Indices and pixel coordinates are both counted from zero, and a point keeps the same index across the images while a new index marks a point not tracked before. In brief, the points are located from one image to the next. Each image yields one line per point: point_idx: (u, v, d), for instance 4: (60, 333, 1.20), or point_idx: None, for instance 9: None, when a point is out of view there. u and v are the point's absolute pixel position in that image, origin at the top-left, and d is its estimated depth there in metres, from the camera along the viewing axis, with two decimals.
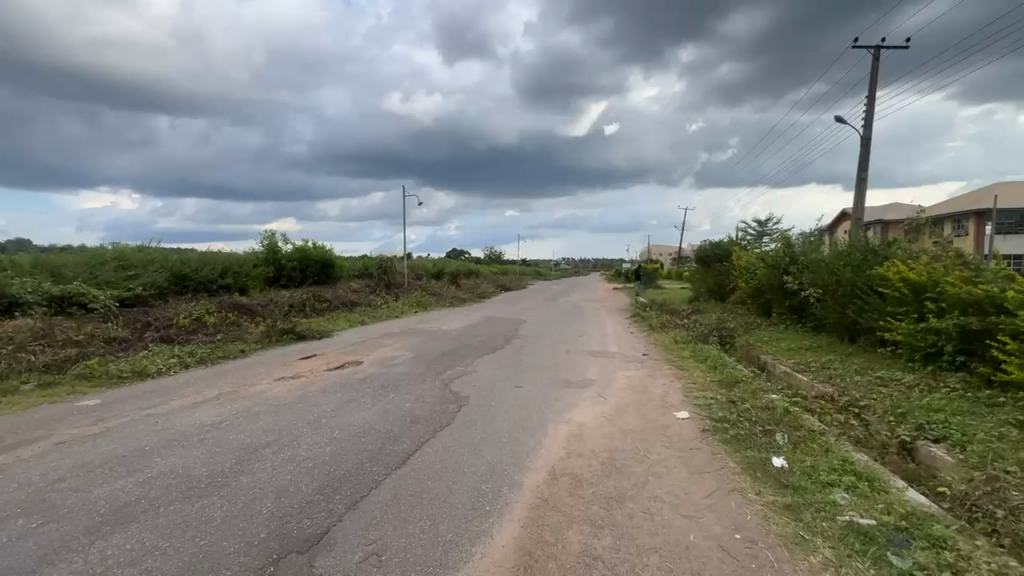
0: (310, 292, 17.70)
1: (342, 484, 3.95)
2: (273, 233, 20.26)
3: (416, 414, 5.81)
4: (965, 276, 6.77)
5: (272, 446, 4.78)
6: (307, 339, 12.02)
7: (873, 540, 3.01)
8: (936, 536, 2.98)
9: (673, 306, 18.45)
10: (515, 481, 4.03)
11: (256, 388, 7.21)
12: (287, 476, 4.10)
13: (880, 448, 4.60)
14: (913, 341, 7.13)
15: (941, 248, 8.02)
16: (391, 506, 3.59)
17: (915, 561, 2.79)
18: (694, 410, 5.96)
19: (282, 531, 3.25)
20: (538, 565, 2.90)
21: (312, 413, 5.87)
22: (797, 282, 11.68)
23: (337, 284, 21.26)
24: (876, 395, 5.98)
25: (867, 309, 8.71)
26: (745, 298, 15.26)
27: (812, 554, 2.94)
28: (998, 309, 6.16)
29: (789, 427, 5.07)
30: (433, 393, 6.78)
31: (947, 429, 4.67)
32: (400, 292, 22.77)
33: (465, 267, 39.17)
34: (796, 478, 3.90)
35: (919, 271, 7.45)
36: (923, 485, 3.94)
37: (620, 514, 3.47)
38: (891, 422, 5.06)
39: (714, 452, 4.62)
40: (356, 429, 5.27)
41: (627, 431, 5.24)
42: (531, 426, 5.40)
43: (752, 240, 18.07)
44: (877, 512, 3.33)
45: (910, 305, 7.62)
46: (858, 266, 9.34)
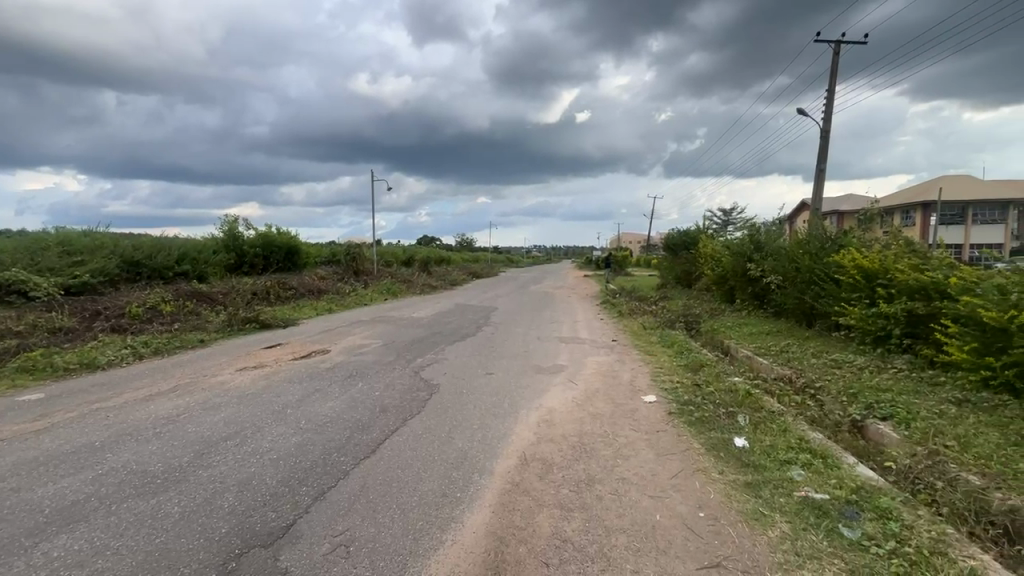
0: (274, 279, 17.11)
1: (308, 475, 3.86)
2: (233, 218, 19.40)
3: (386, 402, 5.74)
4: (913, 264, 7.15)
5: (234, 438, 4.62)
6: (271, 327, 11.64)
7: (826, 514, 3.18)
8: (882, 508, 3.17)
9: (642, 293, 18.78)
10: (486, 467, 4.03)
11: (217, 378, 6.95)
12: (250, 468, 3.97)
13: (832, 427, 4.85)
14: (865, 325, 7.51)
15: (892, 237, 8.46)
16: (360, 495, 3.54)
17: (864, 532, 2.96)
18: (661, 394, 6.12)
19: (244, 526, 3.14)
20: (508, 549, 2.91)
21: (277, 403, 5.70)
22: (759, 270, 12.10)
23: (302, 271, 20.68)
24: (830, 376, 6.29)
25: (823, 295, 9.11)
26: (710, 285, 15.73)
27: (770, 528, 3.07)
28: (941, 295, 6.56)
29: (751, 408, 5.25)
30: (403, 381, 6.69)
31: (893, 408, 4.96)
32: (369, 279, 22.31)
33: (436, 254, 38.64)
34: (756, 457, 4.07)
35: (872, 259, 7.83)
36: (871, 460, 4.18)
37: (589, 496, 3.53)
38: (844, 402, 5.33)
39: (679, 434, 4.75)
40: (324, 419, 5.16)
41: (596, 416, 5.34)
42: (502, 413, 5.42)
43: (718, 229, 18.65)
44: (831, 487, 3.51)
45: (863, 291, 8.00)
46: (816, 253, 9.72)
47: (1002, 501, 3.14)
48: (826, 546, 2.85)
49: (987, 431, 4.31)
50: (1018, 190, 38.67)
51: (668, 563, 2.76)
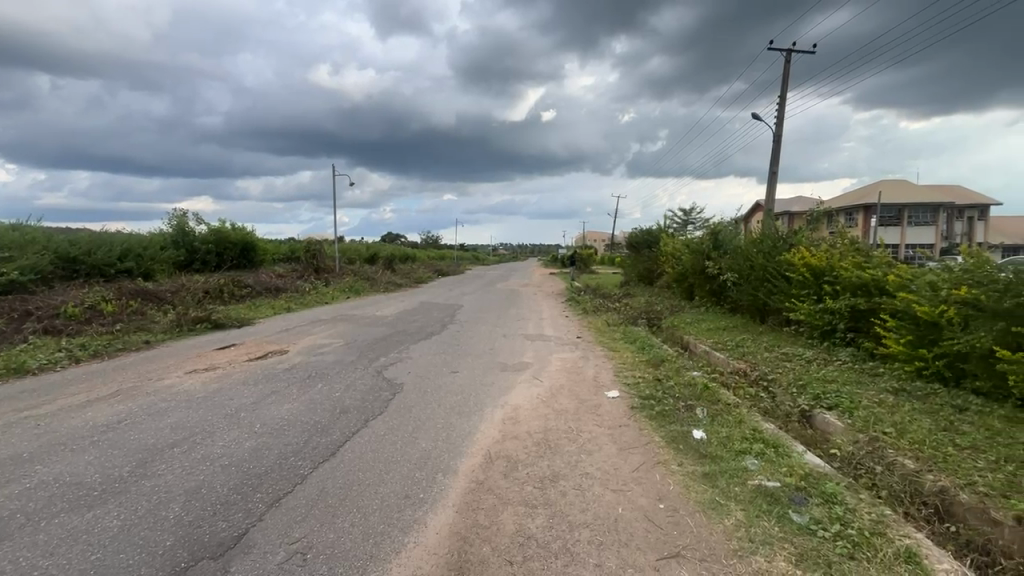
0: (228, 276, 16.33)
1: (263, 481, 3.69)
2: (182, 212, 18.37)
3: (347, 403, 5.57)
4: (856, 262, 7.60)
5: (183, 444, 4.37)
6: (224, 327, 11.11)
7: (777, 500, 3.32)
8: (828, 493, 3.34)
9: (606, 291, 19.09)
10: (449, 467, 3.99)
11: (163, 382, 6.55)
12: (199, 476, 3.76)
13: (783, 417, 5.10)
14: (813, 320, 7.93)
15: (837, 237, 8.96)
16: (319, 500, 3.42)
17: (811, 516, 3.11)
18: (623, 389, 6.25)
19: (192, 537, 2.97)
20: (472, 549, 2.88)
21: (230, 406, 5.43)
22: (717, 268, 12.55)
23: (258, 269, 19.85)
24: (781, 369, 6.60)
25: (775, 292, 9.55)
26: (670, 282, 16.21)
27: (725, 517, 3.18)
28: (881, 292, 7.01)
29: (708, 401, 5.43)
30: (365, 381, 6.52)
31: (838, 398, 5.26)
32: (330, 277, 21.66)
33: (400, 251, 37.91)
34: (713, 448, 4.22)
35: (820, 257, 8.28)
36: (818, 448, 4.40)
37: (553, 493, 3.55)
38: (793, 393, 5.60)
39: (641, 428, 4.86)
40: (280, 421, 4.96)
41: (560, 412, 5.38)
42: (466, 411, 5.37)
43: (678, 228, 19.22)
44: (782, 474, 3.68)
45: (812, 287, 8.42)
46: (769, 251, 10.16)
47: (932, 482, 3.39)
48: (777, 532, 2.98)
49: (920, 417, 4.64)
50: (945, 192, 41.94)
51: (630, 555, 2.81)
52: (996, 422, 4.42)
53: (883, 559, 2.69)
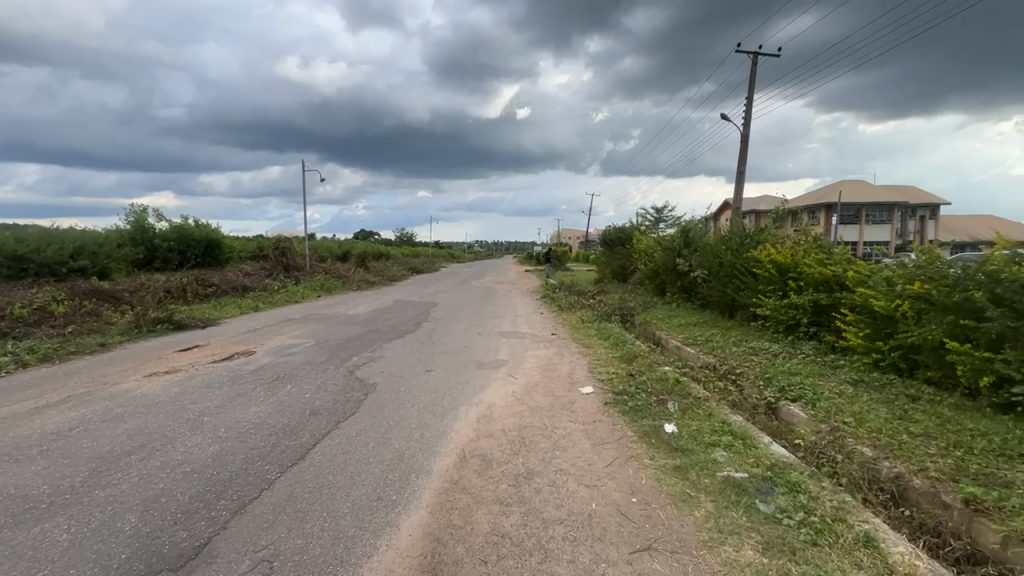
0: (191, 275, 15.70)
1: (227, 488, 3.55)
2: (141, 208, 17.55)
3: (317, 405, 5.43)
4: (819, 258, 7.90)
5: (140, 452, 4.16)
6: (187, 328, 10.67)
7: (744, 491, 3.42)
8: (793, 482, 3.46)
9: (580, 288, 19.20)
10: (423, 467, 3.93)
11: (120, 386, 6.23)
12: (158, 484, 3.59)
13: (751, 409, 5.25)
14: (778, 315, 8.20)
15: (801, 234, 9.29)
16: (288, 505, 3.32)
17: (776, 505, 3.21)
18: (597, 385, 6.32)
19: (150, 549, 2.83)
20: (446, 549, 2.85)
21: (192, 411, 5.21)
22: (687, 265, 12.84)
23: (224, 267, 19.18)
24: (748, 362, 6.81)
25: (742, 288, 9.83)
26: (643, 279, 16.48)
27: (695, 509, 3.25)
28: (841, 287, 7.31)
29: (679, 395, 5.56)
30: (336, 381, 6.37)
31: (801, 389, 5.45)
32: (300, 275, 21.11)
33: (373, 248, 37.23)
34: (684, 442, 4.30)
35: (784, 254, 8.56)
36: (783, 438, 4.54)
37: (528, 490, 3.54)
38: (759, 386, 5.78)
39: (615, 423, 4.91)
40: (246, 425, 4.79)
41: (535, 409, 5.39)
42: (440, 410, 5.32)
43: (650, 226, 19.56)
44: (749, 465, 3.79)
45: (777, 283, 8.72)
46: (737, 249, 10.46)
47: (889, 469, 3.56)
48: (744, 521, 3.06)
49: (877, 407, 4.85)
50: (900, 193, 44.06)
51: (603, 549, 2.83)
52: (946, 410, 4.67)
53: (844, 544, 2.79)
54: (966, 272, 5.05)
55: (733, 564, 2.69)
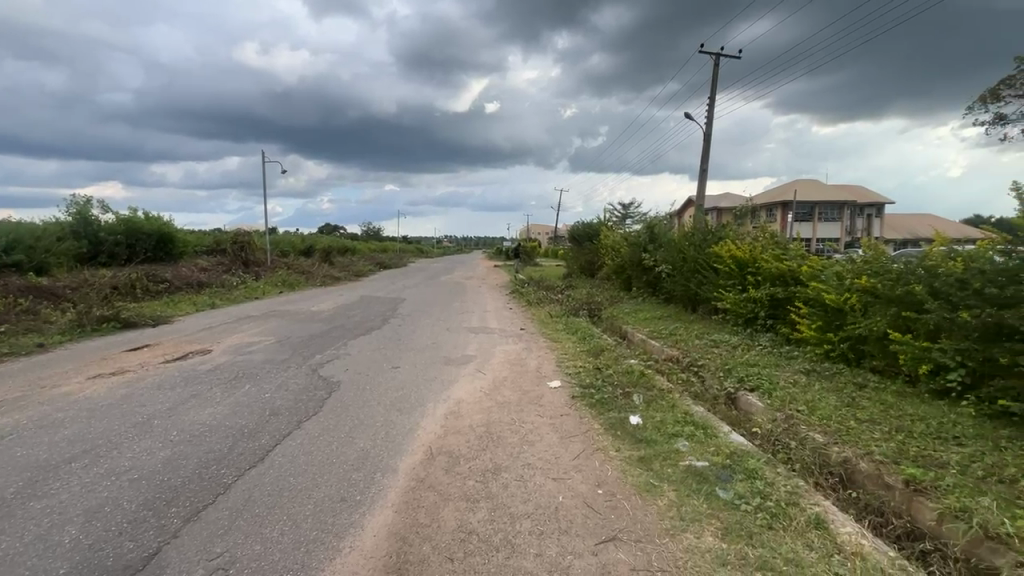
0: (140, 270, 14.83)
1: (179, 494, 3.38)
2: (84, 199, 16.45)
3: (278, 405, 5.24)
4: (775, 254, 8.23)
5: (82, 459, 3.90)
6: (136, 326, 10.09)
7: (705, 479, 3.52)
8: (751, 469, 3.59)
9: (549, 283, 19.33)
10: (389, 466, 3.85)
11: (59, 389, 5.82)
12: (103, 493, 3.37)
13: (711, 400, 5.43)
14: (738, 308, 8.50)
15: (759, 231, 9.67)
16: (245, 509, 3.19)
17: (735, 492, 3.32)
18: (565, 379, 6.38)
19: (92, 562, 2.66)
20: (412, 549, 2.81)
21: (140, 414, 4.91)
22: (652, 260, 13.12)
23: (177, 262, 18.23)
24: (709, 354, 7.03)
25: (704, 282, 10.14)
26: (610, 274, 16.75)
27: (659, 498, 3.33)
28: (796, 281, 7.66)
29: (644, 388, 5.68)
30: (298, 380, 6.16)
31: (758, 380, 5.68)
32: (260, 271, 20.32)
33: (339, 243, 36.24)
34: (648, 433, 4.40)
35: (744, 250, 8.88)
36: (741, 427, 4.72)
37: (495, 486, 3.53)
38: (720, 377, 5.98)
39: (582, 416, 4.98)
40: (201, 427, 4.57)
41: (503, 404, 5.38)
42: (407, 408, 5.24)
43: (617, 222, 19.89)
44: (710, 454, 3.91)
45: (736, 278, 9.04)
46: (700, 245, 10.77)
47: (838, 453, 3.75)
48: (705, 509, 3.16)
49: (828, 395, 5.11)
50: (849, 192, 46.50)
51: (570, 542, 2.86)
52: (890, 397, 4.96)
53: (796, 526, 2.92)
54: (908, 267, 5.37)
55: (695, 551, 2.76)
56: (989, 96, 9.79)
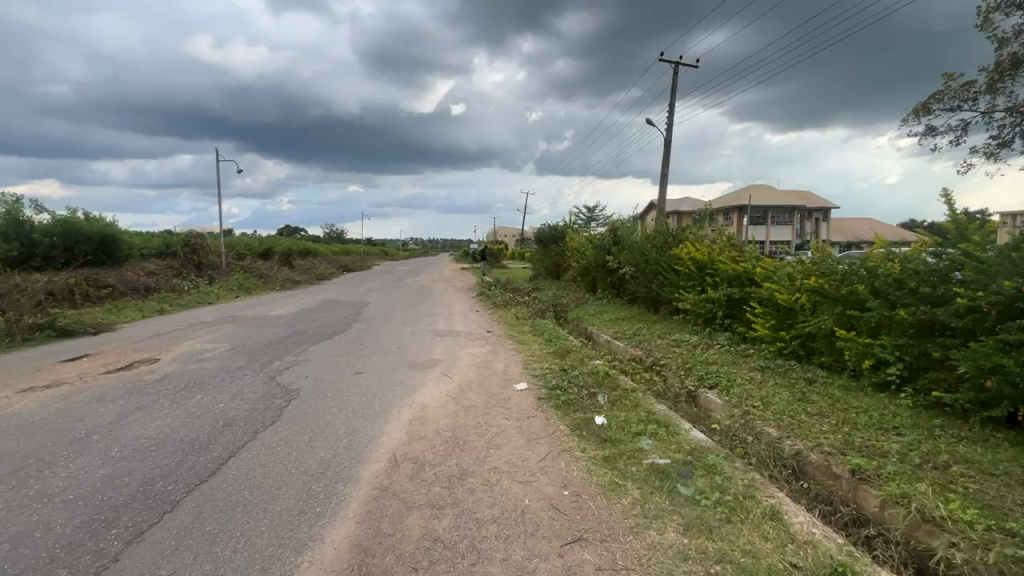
0: (80, 274, 13.85)
1: (122, 514, 3.16)
2: (15, 198, 15.24)
3: (232, 415, 4.99)
4: (732, 256, 8.57)
5: (9, 480, 3.59)
6: (75, 334, 9.41)
7: (667, 476, 3.60)
8: (710, 465, 3.70)
9: (516, 285, 19.37)
10: (351, 475, 3.74)
11: None
12: (33, 516, 3.11)
13: (673, 398, 5.57)
14: (697, 308, 8.78)
15: (717, 235, 10.03)
16: (193, 528, 3.01)
17: (696, 487, 3.42)
18: (531, 381, 6.39)
19: None
20: (374, 560, 2.73)
21: (78, 430, 4.57)
22: (616, 262, 13.38)
23: (122, 265, 17.16)
24: (671, 354, 7.23)
25: (666, 283, 10.42)
26: (576, 276, 16.97)
27: (623, 496, 3.38)
28: (751, 282, 7.98)
29: (609, 388, 5.77)
30: (254, 389, 5.90)
31: (716, 378, 5.88)
32: (214, 274, 19.40)
33: (299, 245, 35.08)
34: (612, 432, 4.46)
35: (703, 252, 9.19)
36: (701, 424, 4.86)
37: (461, 491, 3.49)
38: (682, 375, 6.15)
39: (548, 418, 5.00)
40: (147, 441, 4.30)
41: (469, 408, 5.33)
42: (371, 414, 5.11)
43: (582, 224, 20.18)
44: (672, 451, 4.01)
45: (695, 279, 9.34)
46: (662, 247, 11.08)
47: (791, 446, 3.93)
48: (667, 505, 3.23)
49: (781, 391, 5.34)
50: (800, 197, 49.02)
51: (535, 544, 2.86)
52: (837, 391, 5.24)
53: (753, 518, 3.03)
54: (852, 268, 5.71)
55: (658, 547, 2.82)
56: (921, 109, 10.56)
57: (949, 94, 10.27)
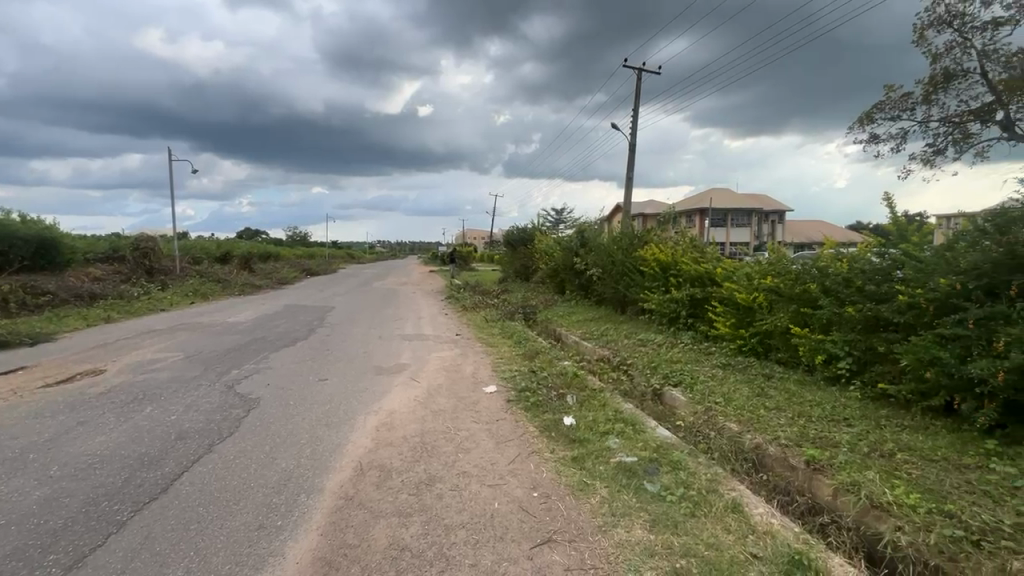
0: (15, 281, 12.86)
1: (60, 538, 2.94)
2: None
3: (186, 427, 4.74)
4: (694, 257, 8.84)
5: None
6: (8, 346, 8.72)
7: (634, 474, 3.66)
8: (675, 461, 3.79)
9: (485, 288, 19.32)
10: (314, 485, 3.62)
11: None
12: None
13: (640, 397, 5.67)
14: (662, 308, 9.01)
15: (680, 237, 10.32)
16: (141, 549, 2.83)
17: (662, 484, 3.49)
18: (500, 383, 6.37)
19: None
20: (338, 572, 2.65)
21: (10, 449, 4.22)
22: (584, 263, 13.55)
23: (64, 271, 16.07)
24: (637, 353, 7.38)
25: (631, 284, 10.64)
26: (544, 277, 17.07)
27: (591, 495, 3.42)
28: (712, 282, 8.25)
29: (577, 388, 5.83)
30: (210, 399, 5.63)
31: (680, 375, 6.05)
32: (166, 280, 18.43)
33: (260, 248, 33.81)
34: (581, 433, 4.50)
35: (666, 253, 9.44)
36: (666, 421, 4.98)
37: (429, 497, 3.44)
38: (648, 374, 6.29)
39: (517, 420, 5.00)
40: (90, 459, 4.02)
41: (438, 413, 5.26)
42: (335, 422, 4.96)
43: (550, 226, 20.35)
44: (638, 449, 4.08)
45: (660, 279, 9.58)
46: (627, 248, 11.30)
47: (750, 440, 4.07)
48: (635, 503, 3.28)
49: (741, 387, 5.53)
50: (757, 200, 51.18)
51: (505, 548, 2.84)
52: (793, 385, 5.48)
53: (716, 512, 3.12)
54: (805, 268, 6.00)
55: (625, 544, 2.85)
56: (865, 118, 11.23)
57: (890, 104, 10.96)
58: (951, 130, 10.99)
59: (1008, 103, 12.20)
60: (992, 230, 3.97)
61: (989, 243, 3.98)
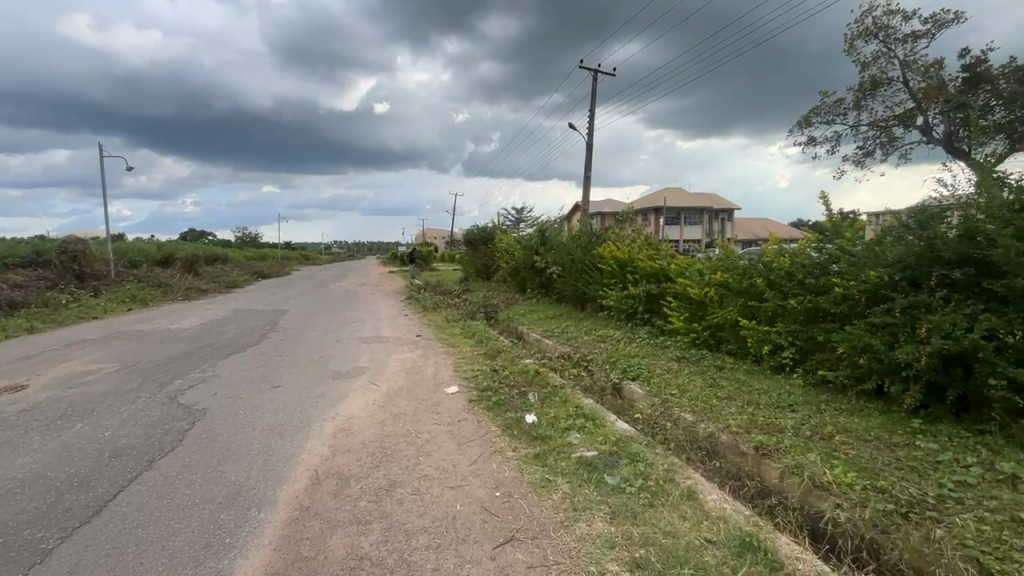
0: None
1: None
2: None
3: (122, 443, 4.41)
4: (649, 255, 9.10)
5: None
6: None
7: (595, 468, 3.72)
8: (634, 453, 3.88)
9: (446, 288, 19.13)
10: (267, 498, 3.45)
11: None
12: None
13: (599, 392, 5.78)
14: (620, 305, 9.23)
15: (636, 234, 10.59)
16: None
17: (621, 476, 3.56)
18: (462, 384, 6.32)
19: None
20: None
21: None
22: (544, 262, 13.66)
23: None
24: (596, 349, 7.52)
25: (591, 281, 10.84)
26: (505, 277, 17.08)
27: (553, 492, 3.45)
28: (667, 278, 8.53)
29: (538, 385, 5.87)
30: (150, 412, 5.26)
31: (638, 369, 6.22)
32: (99, 286, 17.06)
33: (205, 249, 32.00)
34: (542, 429, 4.53)
35: (623, 251, 9.67)
36: (625, 414, 5.10)
37: (389, 503, 3.36)
38: (607, 369, 6.42)
39: (479, 420, 4.97)
40: (9, 484, 3.65)
41: (398, 416, 5.15)
42: (289, 430, 4.75)
43: (510, 225, 20.40)
44: (599, 443, 4.14)
45: (617, 276, 9.80)
46: (587, 247, 11.48)
47: (705, 430, 4.23)
48: (596, 497, 3.33)
49: (695, 378, 5.75)
50: (707, 199, 53.42)
51: (467, 550, 2.81)
52: (743, 375, 5.75)
53: (672, 500, 3.22)
54: (752, 263, 6.31)
55: (586, 538, 2.89)
56: (803, 121, 11.94)
57: (825, 108, 11.70)
58: (878, 133, 11.90)
59: (926, 110, 13.33)
60: (914, 225, 4.31)
61: (911, 238, 4.31)
